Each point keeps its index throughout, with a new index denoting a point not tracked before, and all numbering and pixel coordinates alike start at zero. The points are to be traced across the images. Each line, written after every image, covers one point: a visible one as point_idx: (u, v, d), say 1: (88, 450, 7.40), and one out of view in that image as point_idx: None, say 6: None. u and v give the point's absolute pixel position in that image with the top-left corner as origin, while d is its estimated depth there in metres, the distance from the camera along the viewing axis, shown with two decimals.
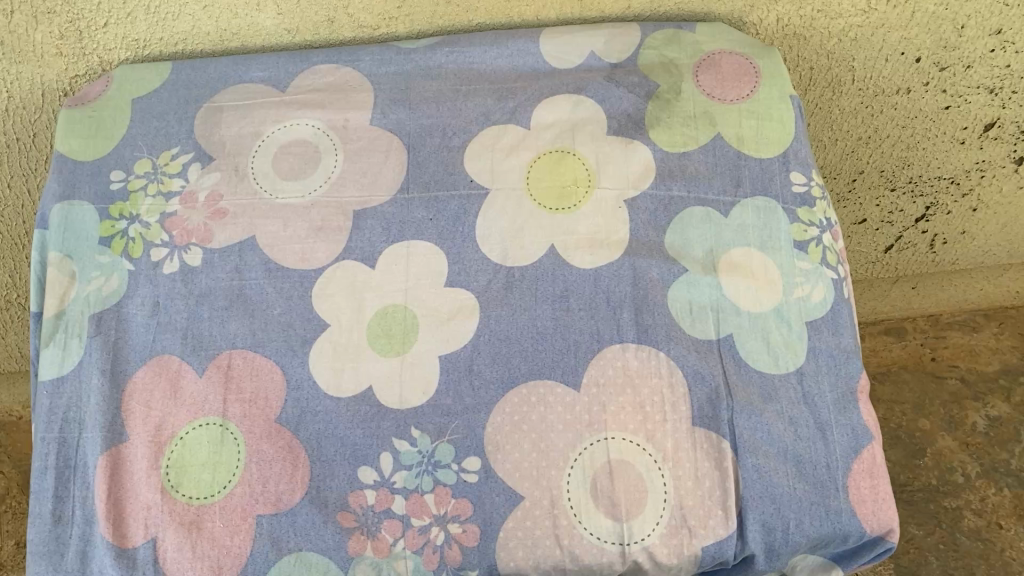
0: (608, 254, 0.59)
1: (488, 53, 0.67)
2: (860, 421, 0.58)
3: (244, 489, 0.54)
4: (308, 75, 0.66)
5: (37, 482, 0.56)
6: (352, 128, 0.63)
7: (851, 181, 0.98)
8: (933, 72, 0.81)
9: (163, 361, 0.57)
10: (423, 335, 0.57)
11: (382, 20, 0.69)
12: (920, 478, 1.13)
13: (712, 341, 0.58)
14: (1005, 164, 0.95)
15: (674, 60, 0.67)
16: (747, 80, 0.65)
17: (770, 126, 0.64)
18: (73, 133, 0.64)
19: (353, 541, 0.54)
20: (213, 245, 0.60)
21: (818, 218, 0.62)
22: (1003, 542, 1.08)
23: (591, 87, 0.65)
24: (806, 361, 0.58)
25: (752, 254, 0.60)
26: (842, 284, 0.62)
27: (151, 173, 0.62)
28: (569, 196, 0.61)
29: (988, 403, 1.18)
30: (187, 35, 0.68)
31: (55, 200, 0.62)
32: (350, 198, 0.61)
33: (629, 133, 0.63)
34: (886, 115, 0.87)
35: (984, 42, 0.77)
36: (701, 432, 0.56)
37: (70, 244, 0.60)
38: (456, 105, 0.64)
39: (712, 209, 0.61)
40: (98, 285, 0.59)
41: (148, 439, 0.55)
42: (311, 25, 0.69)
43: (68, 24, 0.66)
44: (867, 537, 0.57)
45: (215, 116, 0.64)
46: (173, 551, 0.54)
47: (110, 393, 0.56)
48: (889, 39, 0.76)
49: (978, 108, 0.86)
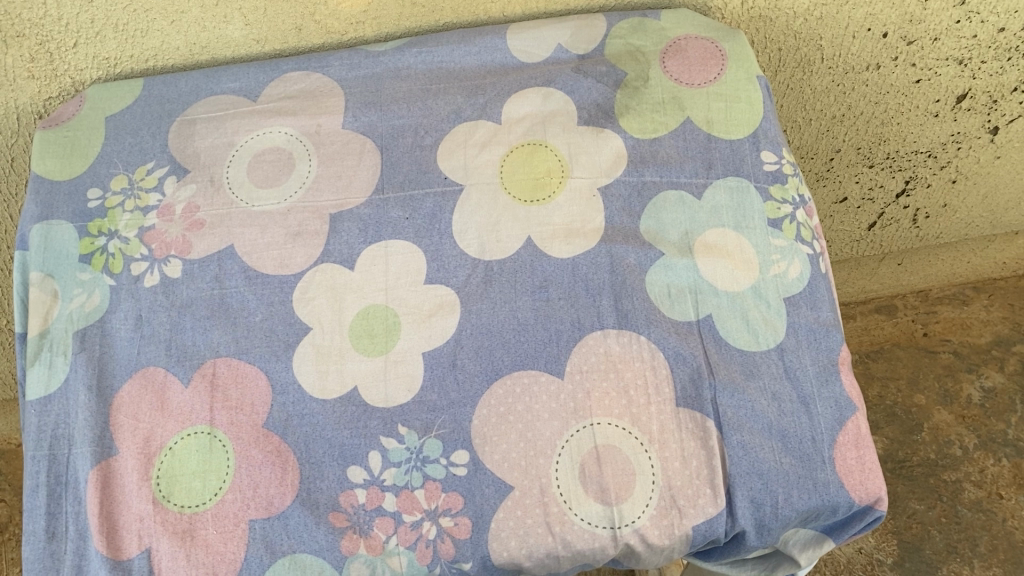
0: (585, 242, 0.60)
1: (457, 52, 0.68)
2: (843, 393, 0.58)
3: (236, 495, 0.55)
4: (279, 84, 0.67)
5: (29, 500, 0.56)
6: (325, 133, 0.64)
7: (829, 160, 0.99)
8: (901, 47, 0.81)
9: (149, 373, 0.57)
10: (406, 333, 0.58)
11: (350, 25, 0.70)
12: (918, 453, 1.14)
13: (692, 322, 0.58)
14: (980, 135, 0.96)
15: (640, 48, 0.67)
16: (714, 63, 0.66)
17: (739, 107, 0.65)
18: (49, 154, 0.64)
19: (346, 541, 0.55)
20: (193, 256, 0.60)
21: (791, 195, 0.63)
22: (1005, 513, 1.09)
23: (560, 79, 0.66)
24: (786, 337, 0.59)
25: (727, 235, 0.61)
26: (818, 259, 0.62)
27: (128, 189, 0.63)
28: (544, 187, 0.61)
29: (982, 374, 1.19)
30: (158, 51, 0.69)
31: (34, 221, 0.62)
32: (327, 202, 0.61)
33: (599, 121, 0.64)
34: (858, 91, 0.87)
35: (949, 14, 0.78)
36: (685, 413, 0.56)
37: (51, 263, 0.61)
38: (427, 104, 0.65)
39: (685, 191, 0.62)
40: (81, 302, 0.59)
41: (137, 451, 0.56)
42: (279, 34, 0.69)
43: (38, 47, 0.66)
44: (857, 507, 0.57)
45: (188, 129, 0.64)
46: (168, 560, 0.54)
47: (97, 408, 0.57)
48: (855, 16, 0.77)
49: (948, 80, 0.87)
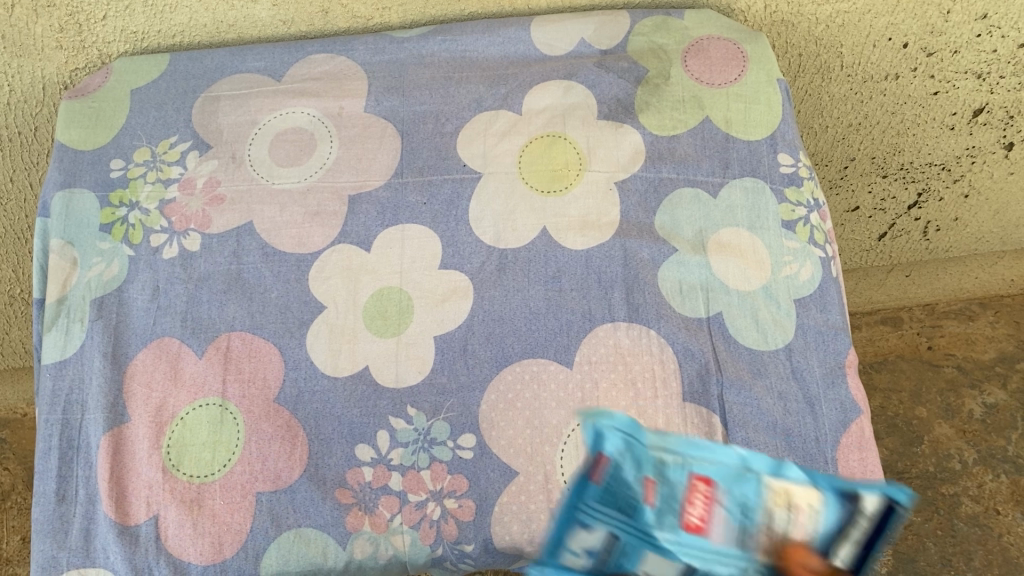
0: (599, 235, 0.61)
1: (481, 41, 0.68)
2: (848, 396, 0.59)
3: (244, 467, 0.56)
4: (303, 66, 0.67)
5: (40, 462, 0.57)
6: (346, 115, 0.64)
7: (843, 168, 0.99)
8: (921, 58, 0.82)
9: (163, 343, 0.58)
10: (419, 315, 0.59)
11: (376, 10, 0.70)
12: (917, 464, 1.14)
13: (702, 318, 0.59)
14: (994, 150, 0.96)
15: (662, 46, 0.68)
16: (735, 65, 0.66)
17: (758, 108, 0.65)
18: (74, 124, 0.65)
19: (351, 517, 0.55)
20: (212, 230, 0.61)
21: (806, 199, 0.63)
22: (1001, 528, 1.09)
23: (582, 73, 0.66)
24: (795, 338, 0.59)
25: (741, 234, 0.61)
26: (830, 263, 0.63)
27: (150, 161, 0.63)
28: (561, 179, 0.62)
29: (985, 390, 1.18)
30: (185, 27, 0.70)
31: (56, 189, 0.63)
32: (346, 183, 0.62)
33: (619, 116, 0.64)
34: (875, 101, 0.88)
35: (971, 27, 0.78)
36: (692, 407, 0.57)
37: (72, 231, 0.62)
38: (449, 91, 0.66)
39: (701, 189, 0.62)
40: (100, 270, 0.60)
41: (149, 420, 0.56)
42: (305, 16, 0.70)
43: (68, 17, 0.67)
44: None
45: (212, 106, 0.65)
46: (174, 528, 0.55)
47: (112, 375, 0.58)
48: (876, 25, 0.78)
49: (966, 94, 0.87)
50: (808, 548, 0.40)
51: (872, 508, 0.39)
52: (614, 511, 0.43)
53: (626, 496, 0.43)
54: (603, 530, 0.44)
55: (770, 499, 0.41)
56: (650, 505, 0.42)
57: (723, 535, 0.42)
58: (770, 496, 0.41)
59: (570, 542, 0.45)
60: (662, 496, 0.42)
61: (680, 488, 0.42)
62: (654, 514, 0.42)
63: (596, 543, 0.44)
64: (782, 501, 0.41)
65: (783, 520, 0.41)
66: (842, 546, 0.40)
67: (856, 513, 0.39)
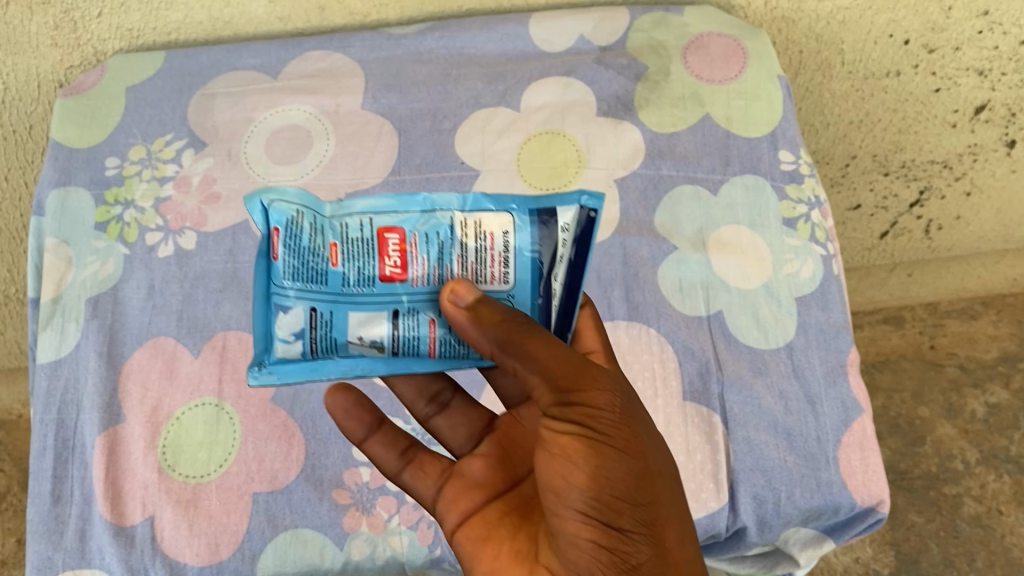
0: (598, 233, 0.61)
1: (479, 38, 0.67)
2: (849, 394, 0.58)
3: (241, 467, 0.55)
4: (300, 63, 0.66)
5: (35, 463, 0.57)
6: (343, 113, 0.64)
7: (844, 166, 0.98)
8: (922, 55, 0.81)
9: (159, 343, 0.58)
10: None
11: (373, 7, 0.70)
12: (920, 465, 1.13)
13: (702, 316, 0.59)
14: (996, 148, 0.94)
15: (662, 42, 0.67)
16: (735, 61, 0.66)
17: (758, 105, 0.64)
18: (68, 122, 0.65)
19: (348, 518, 0.55)
20: (208, 228, 0.61)
21: (807, 195, 0.63)
22: (1003, 528, 1.08)
23: (581, 69, 0.65)
24: (796, 336, 0.59)
25: (741, 232, 0.61)
26: (832, 261, 0.62)
27: (146, 159, 0.63)
28: (560, 176, 0.62)
29: (988, 390, 1.17)
30: (180, 24, 0.69)
31: (51, 187, 0.63)
32: (342, 181, 0.62)
33: (618, 113, 0.64)
34: (876, 98, 0.87)
35: (972, 24, 0.78)
36: (693, 406, 0.56)
37: (66, 230, 0.61)
38: (447, 88, 0.65)
39: (701, 187, 0.62)
40: (95, 269, 0.60)
41: (145, 420, 0.56)
42: (302, 13, 0.69)
43: (63, 15, 0.66)
44: (859, 509, 0.56)
45: (208, 103, 0.65)
46: (171, 529, 0.54)
47: (107, 375, 0.57)
48: (877, 21, 0.77)
49: (968, 91, 0.86)
50: (495, 295, 0.42)
51: (568, 220, 0.42)
52: (305, 284, 0.41)
53: (309, 264, 0.41)
54: (301, 308, 0.41)
55: (461, 231, 0.42)
56: (337, 267, 0.41)
57: (422, 275, 0.41)
58: (460, 229, 0.42)
59: (278, 328, 0.42)
60: (350, 255, 0.41)
61: (367, 243, 0.41)
62: (344, 272, 0.41)
63: (300, 324, 0.42)
64: (474, 231, 0.42)
65: (474, 249, 0.42)
66: (556, 267, 0.42)
67: (548, 228, 0.42)
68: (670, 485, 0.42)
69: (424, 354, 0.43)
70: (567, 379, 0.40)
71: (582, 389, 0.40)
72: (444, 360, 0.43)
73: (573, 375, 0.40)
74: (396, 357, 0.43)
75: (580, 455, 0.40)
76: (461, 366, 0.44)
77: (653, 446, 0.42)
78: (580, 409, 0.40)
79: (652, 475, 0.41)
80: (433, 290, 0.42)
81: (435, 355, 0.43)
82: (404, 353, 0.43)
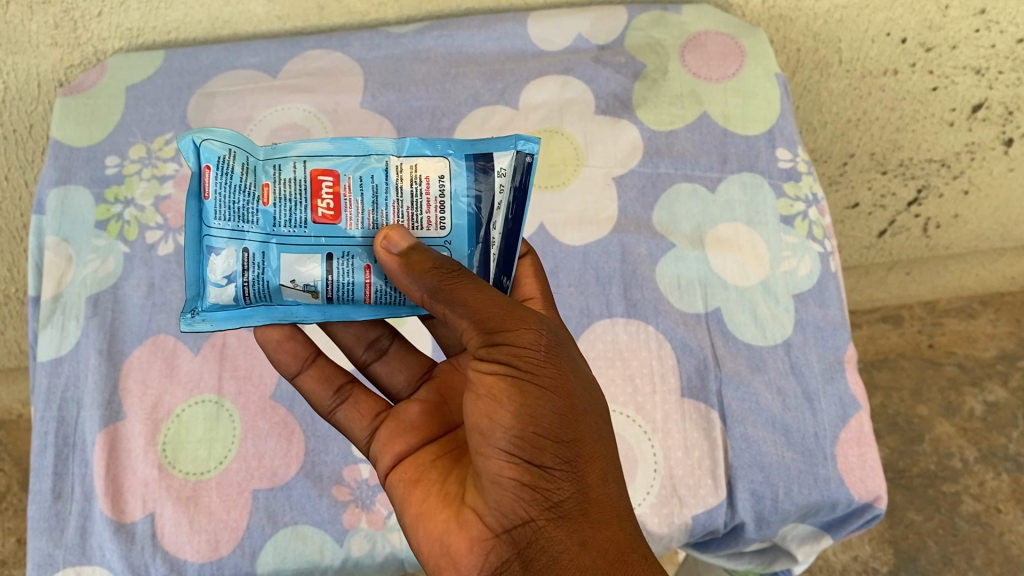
0: (596, 230, 0.61)
1: (477, 37, 0.68)
2: (847, 391, 0.58)
3: (241, 464, 0.55)
4: (299, 61, 0.67)
5: (36, 460, 0.57)
6: (342, 111, 0.65)
7: (842, 165, 0.98)
8: (919, 53, 0.82)
9: (159, 340, 0.58)
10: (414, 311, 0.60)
11: (372, 6, 0.70)
12: (918, 463, 1.13)
13: (700, 313, 0.59)
14: (994, 146, 0.94)
15: (660, 41, 0.67)
16: (733, 59, 0.66)
17: (756, 103, 0.65)
18: (69, 121, 0.65)
19: (348, 514, 0.55)
20: None
21: (805, 193, 0.63)
22: (1002, 526, 1.09)
23: (579, 68, 0.66)
24: (794, 333, 0.59)
25: (739, 229, 0.61)
26: (830, 258, 0.62)
27: (145, 158, 0.63)
28: (558, 175, 0.63)
29: (986, 388, 1.17)
30: (180, 23, 0.69)
31: (51, 185, 0.63)
32: None
33: (616, 112, 0.64)
34: (874, 97, 0.87)
35: (968, 22, 0.78)
36: (691, 403, 0.57)
37: (67, 228, 0.61)
38: (446, 87, 0.65)
39: (699, 184, 0.62)
40: (95, 267, 0.60)
41: (145, 417, 0.56)
42: (301, 12, 0.69)
43: (63, 14, 0.67)
44: (856, 505, 0.56)
45: (207, 102, 0.65)
46: (171, 526, 0.54)
47: (107, 372, 0.57)
48: (875, 20, 0.78)
49: (965, 89, 0.86)
50: (431, 241, 0.42)
51: (505, 165, 0.43)
52: (236, 224, 0.41)
53: (237, 203, 0.41)
54: (232, 249, 0.41)
55: (396, 175, 0.42)
56: (268, 207, 0.41)
57: (356, 220, 0.41)
58: (396, 173, 0.42)
59: (209, 272, 0.42)
60: (282, 197, 0.41)
61: (300, 184, 0.42)
62: (276, 212, 0.41)
63: (232, 267, 0.41)
64: (408, 175, 0.42)
65: (409, 194, 0.42)
66: (496, 214, 0.43)
67: (486, 175, 0.42)
68: (597, 429, 0.41)
69: (359, 299, 0.43)
70: (496, 319, 0.40)
71: (509, 329, 0.40)
72: (379, 305, 0.44)
73: (501, 314, 0.40)
74: (332, 303, 0.43)
75: (506, 393, 0.39)
76: (397, 312, 0.44)
77: (580, 386, 0.41)
78: (508, 348, 0.39)
79: (578, 415, 0.40)
80: (368, 235, 0.42)
81: (370, 301, 0.43)
82: (339, 300, 0.43)
